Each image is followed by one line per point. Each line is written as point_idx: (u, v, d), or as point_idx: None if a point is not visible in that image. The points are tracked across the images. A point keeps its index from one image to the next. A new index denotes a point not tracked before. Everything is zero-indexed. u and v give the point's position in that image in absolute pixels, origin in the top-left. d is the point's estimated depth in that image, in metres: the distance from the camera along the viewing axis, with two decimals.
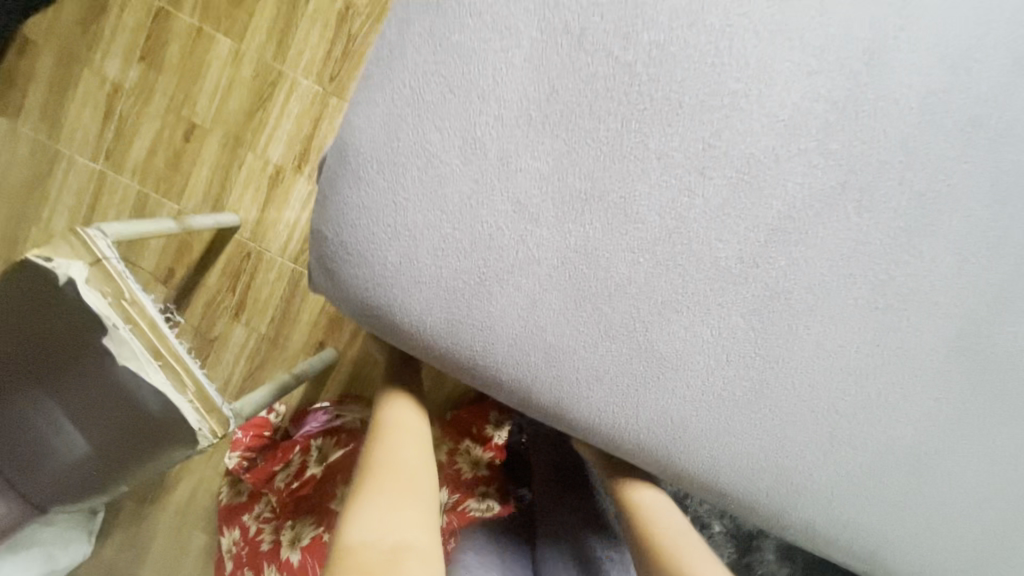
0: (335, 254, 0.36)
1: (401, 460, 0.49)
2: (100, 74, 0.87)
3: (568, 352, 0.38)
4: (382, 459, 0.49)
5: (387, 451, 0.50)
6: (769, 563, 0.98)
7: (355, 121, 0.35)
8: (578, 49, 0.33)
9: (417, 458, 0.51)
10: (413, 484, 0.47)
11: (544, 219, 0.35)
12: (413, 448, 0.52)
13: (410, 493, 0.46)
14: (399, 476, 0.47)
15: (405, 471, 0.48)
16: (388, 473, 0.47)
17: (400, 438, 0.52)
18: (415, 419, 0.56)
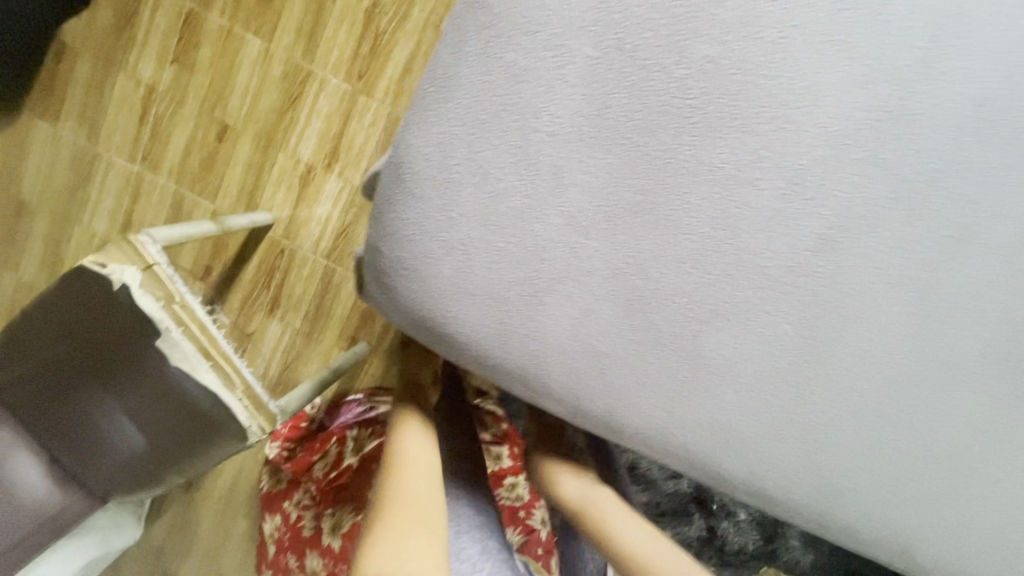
0: (391, 269, 0.38)
1: (415, 493, 0.52)
2: (135, 77, 0.88)
3: (618, 360, 0.39)
4: (397, 493, 0.51)
5: (402, 483, 0.53)
6: (794, 549, 0.99)
7: (410, 140, 0.36)
8: (632, 66, 0.34)
9: (430, 489, 0.53)
10: (426, 518, 0.50)
11: (595, 232, 0.36)
12: (426, 478, 0.54)
13: (424, 527, 0.49)
14: (413, 512, 0.50)
15: (418, 506, 0.51)
16: (404, 508, 0.50)
17: (414, 467, 0.55)
18: (429, 443, 0.59)
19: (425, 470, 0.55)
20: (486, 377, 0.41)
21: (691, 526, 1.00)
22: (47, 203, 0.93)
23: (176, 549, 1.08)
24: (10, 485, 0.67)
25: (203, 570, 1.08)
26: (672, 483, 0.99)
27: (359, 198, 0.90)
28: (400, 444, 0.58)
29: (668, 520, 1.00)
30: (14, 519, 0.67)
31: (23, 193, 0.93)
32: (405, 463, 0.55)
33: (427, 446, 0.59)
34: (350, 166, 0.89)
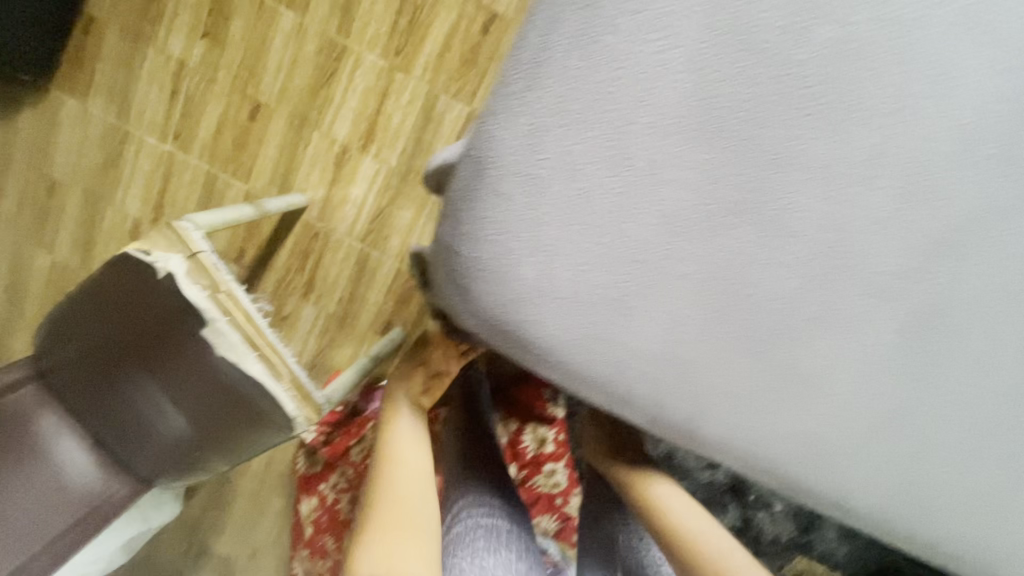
0: (468, 270, 0.36)
1: (405, 490, 0.52)
2: (165, 52, 0.85)
3: (706, 368, 0.37)
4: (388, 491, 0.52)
5: (393, 480, 0.53)
6: (828, 540, 0.98)
7: (493, 131, 0.33)
8: (746, 51, 0.31)
9: (420, 484, 0.54)
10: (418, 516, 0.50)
11: (692, 234, 0.34)
12: (416, 471, 0.55)
13: (415, 526, 0.49)
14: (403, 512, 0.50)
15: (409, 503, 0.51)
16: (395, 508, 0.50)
17: (406, 463, 0.55)
18: (418, 433, 0.60)
19: (415, 465, 0.56)
20: (560, 381, 0.39)
21: (727, 518, 0.96)
22: (79, 182, 0.92)
23: (212, 525, 1.10)
24: (57, 471, 0.66)
25: (238, 547, 1.10)
26: (707, 473, 0.96)
27: (394, 181, 0.88)
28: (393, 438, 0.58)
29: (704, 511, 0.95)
30: (61, 505, 0.66)
31: (54, 172, 0.92)
32: (395, 458, 0.55)
33: (418, 437, 0.59)
34: (387, 147, 0.86)
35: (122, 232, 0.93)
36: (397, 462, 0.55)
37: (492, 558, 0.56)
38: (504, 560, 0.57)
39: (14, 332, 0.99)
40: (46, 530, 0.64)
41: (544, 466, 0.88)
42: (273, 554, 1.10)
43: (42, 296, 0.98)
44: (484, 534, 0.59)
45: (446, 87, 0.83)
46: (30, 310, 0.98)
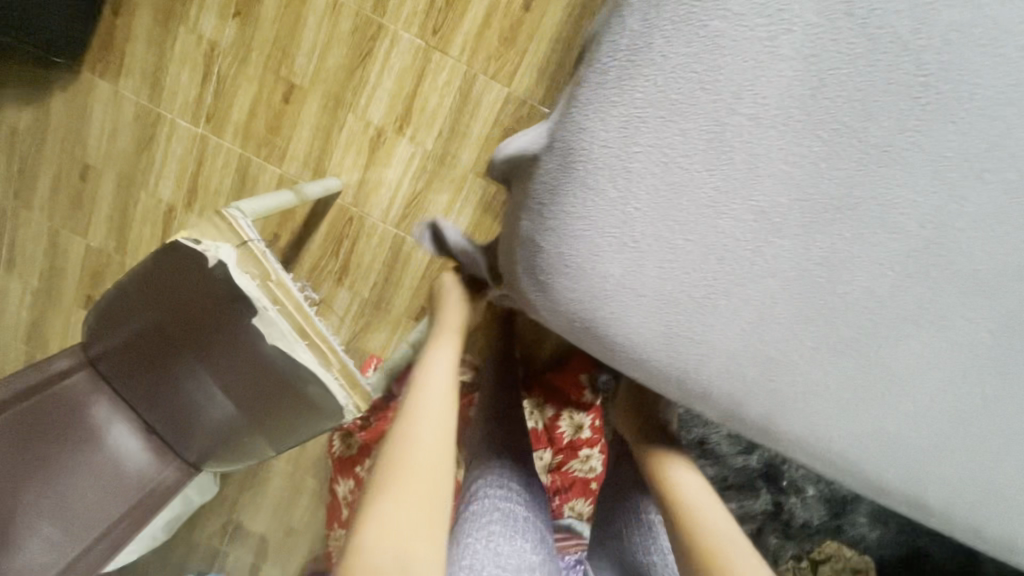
0: (551, 267, 0.35)
1: (423, 444, 0.45)
2: (197, 33, 0.83)
3: (791, 365, 0.36)
4: (404, 444, 0.45)
5: (409, 433, 0.46)
6: (861, 526, 0.87)
7: (584, 123, 0.32)
8: (858, 35, 0.28)
9: (442, 440, 0.47)
10: (436, 477, 0.43)
11: (787, 230, 0.32)
12: (436, 424, 0.48)
13: (430, 486, 0.42)
14: (418, 469, 0.43)
15: (428, 459, 0.44)
16: (406, 462, 0.43)
17: (428, 415, 0.48)
18: (447, 390, 0.52)
19: (438, 420, 0.48)
20: (636, 375, 0.39)
21: (757, 502, 0.89)
22: (112, 166, 0.92)
23: (248, 504, 1.12)
24: (110, 454, 0.67)
25: (273, 524, 1.13)
26: (740, 458, 0.89)
27: (430, 164, 0.86)
28: (418, 391, 0.52)
29: (732, 495, 0.89)
30: (117, 489, 0.67)
31: (88, 155, 0.91)
32: (418, 410, 0.49)
33: (444, 392, 0.52)
34: (423, 130, 0.84)
35: (156, 216, 0.94)
36: (419, 415, 0.48)
37: (507, 543, 0.51)
38: (519, 549, 0.52)
39: (54, 314, 1.01)
40: (103, 515, 0.65)
41: (580, 451, 0.87)
42: (306, 532, 1.13)
43: (78, 279, 0.99)
44: (501, 519, 0.54)
45: (484, 67, 0.80)
46: (67, 293, 1.00)
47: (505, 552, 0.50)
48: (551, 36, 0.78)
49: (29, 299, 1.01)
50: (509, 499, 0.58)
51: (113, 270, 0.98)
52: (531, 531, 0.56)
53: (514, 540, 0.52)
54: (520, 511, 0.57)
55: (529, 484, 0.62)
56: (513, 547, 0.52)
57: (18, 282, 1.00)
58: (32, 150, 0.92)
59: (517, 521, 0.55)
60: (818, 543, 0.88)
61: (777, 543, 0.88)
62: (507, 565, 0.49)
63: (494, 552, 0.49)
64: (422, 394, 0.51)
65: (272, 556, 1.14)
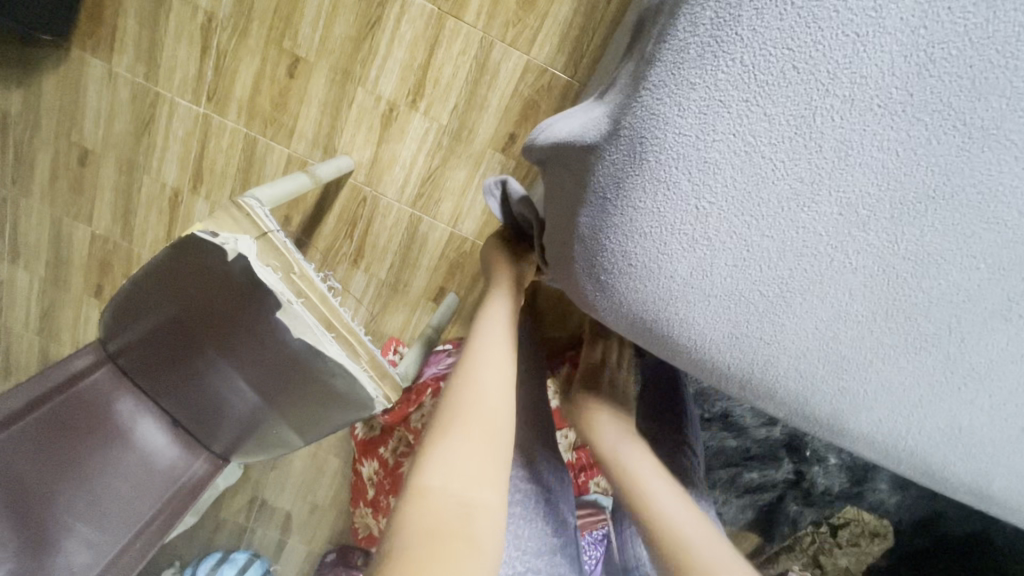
0: (614, 266, 0.33)
1: (484, 395, 0.44)
2: (192, 3, 0.77)
3: (862, 363, 0.34)
4: (464, 394, 0.44)
5: (469, 382, 0.45)
6: (882, 494, 0.75)
7: (657, 109, 0.29)
8: (975, 3, 0.25)
9: (503, 393, 0.45)
10: (496, 424, 0.42)
11: (874, 224, 0.29)
12: (495, 374, 0.47)
13: (491, 434, 0.41)
14: (479, 418, 0.41)
15: (488, 410, 0.43)
16: (467, 410, 0.42)
17: (487, 368, 0.47)
18: (504, 341, 0.52)
19: (498, 372, 0.47)
20: (693, 368, 0.38)
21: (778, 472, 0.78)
22: (112, 150, 0.88)
23: (273, 485, 1.14)
24: (140, 451, 0.67)
25: (298, 504, 1.14)
26: (763, 429, 0.77)
27: (446, 140, 0.82)
28: (477, 343, 0.50)
29: (750, 466, 0.79)
30: (146, 484, 0.67)
31: (85, 139, 0.87)
32: (478, 361, 0.48)
33: (501, 343, 0.51)
34: (437, 103, 0.80)
35: (161, 201, 0.91)
36: (478, 366, 0.47)
37: (526, 526, 0.51)
38: (540, 533, 0.52)
39: (64, 303, 1.00)
40: (137, 511, 0.65)
41: None
42: (331, 510, 1.14)
43: (86, 267, 0.96)
44: (521, 501, 0.53)
45: (502, 34, 0.75)
46: (76, 282, 0.98)
47: (525, 536, 0.50)
48: None
49: (37, 289, 0.99)
50: (530, 479, 0.57)
51: (121, 257, 0.95)
52: (552, 514, 0.55)
53: (533, 525, 0.52)
54: (540, 492, 0.56)
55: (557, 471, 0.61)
56: (533, 530, 0.51)
57: (23, 273, 0.98)
58: (27, 135, 0.88)
59: (538, 503, 0.54)
60: (837, 507, 0.77)
61: (796, 510, 0.79)
62: (526, 548, 0.49)
63: (514, 535, 0.49)
64: (481, 347, 0.50)
65: (298, 534, 1.16)
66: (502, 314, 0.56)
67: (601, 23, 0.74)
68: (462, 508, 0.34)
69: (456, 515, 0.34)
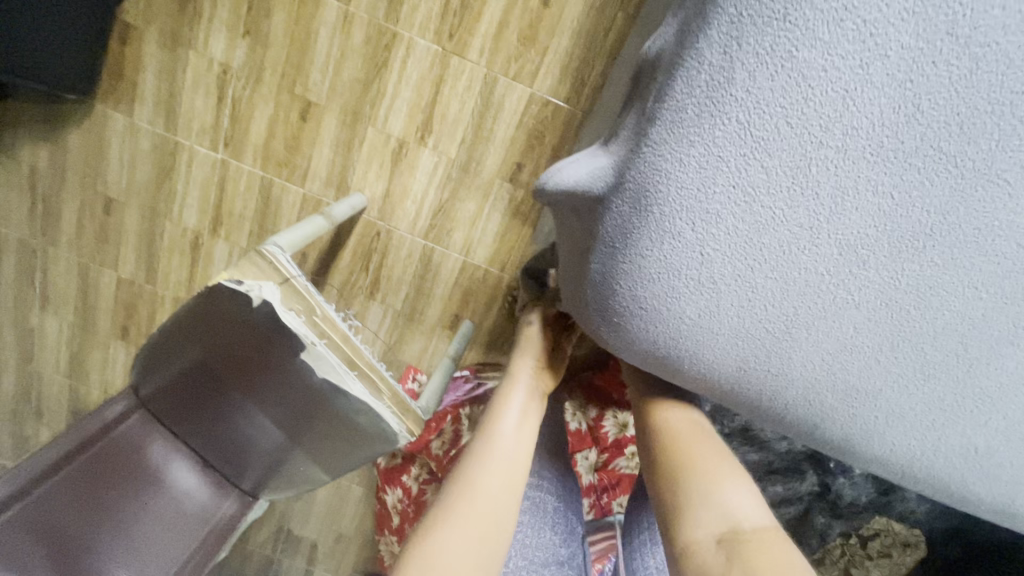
0: (625, 309, 0.34)
1: (487, 492, 0.45)
2: (207, 56, 0.81)
3: (874, 393, 0.35)
4: (468, 488, 0.45)
5: (473, 479, 0.46)
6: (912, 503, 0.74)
7: (659, 165, 0.30)
8: (960, 56, 0.26)
9: (506, 494, 0.46)
10: (493, 531, 0.43)
11: (874, 261, 0.31)
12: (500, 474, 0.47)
13: (484, 545, 0.42)
14: (475, 522, 0.42)
15: (486, 506, 0.44)
16: (465, 511, 0.43)
17: (497, 462, 0.47)
18: (518, 435, 0.51)
19: (507, 471, 0.47)
20: (707, 400, 0.39)
21: (803, 487, 0.77)
22: (135, 199, 0.91)
23: (298, 517, 1.15)
24: (173, 494, 0.68)
25: (322, 533, 1.16)
26: (784, 443, 0.76)
27: (455, 172, 0.84)
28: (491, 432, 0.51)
29: (776, 481, 0.78)
30: (180, 527, 0.69)
31: (110, 190, 0.91)
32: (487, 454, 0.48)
33: (514, 435, 0.51)
34: (445, 138, 0.82)
35: (183, 245, 0.94)
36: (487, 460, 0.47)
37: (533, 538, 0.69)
38: (546, 543, 0.69)
39: (93, 346, 1.03)
40: (172, 552, 0.67)
41: (626, 448, 0.78)
42: (356, 538, 1.15)
43: (112, 311, 1.00)
44: (530, 508, 0.70)
45: (505, 68, 0.78)
46: (103, 325, 1.01)
47: (533, 545, 0.69)
48: (573, 30, 0.75)
49: (67, 335, 1.03)
50: (541, 487, 0.73)
51: (145, 300, 0.99)
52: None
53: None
54: (548, 501, 0.72)
55: (568, 482, 0.76)
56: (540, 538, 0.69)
57: (53, 319, 1.01)
58: (54, 189, 0.92)
59: (545, 512, 0.71)
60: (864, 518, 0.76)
61: (823, 522, 0.78)
62: (533, 557, 0.68)
63: (522, 546, 0.68)
64: (496, 436, 0.50)
65: (324, 562, 1.18)
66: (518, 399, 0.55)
67: (601, 53, 0.75)
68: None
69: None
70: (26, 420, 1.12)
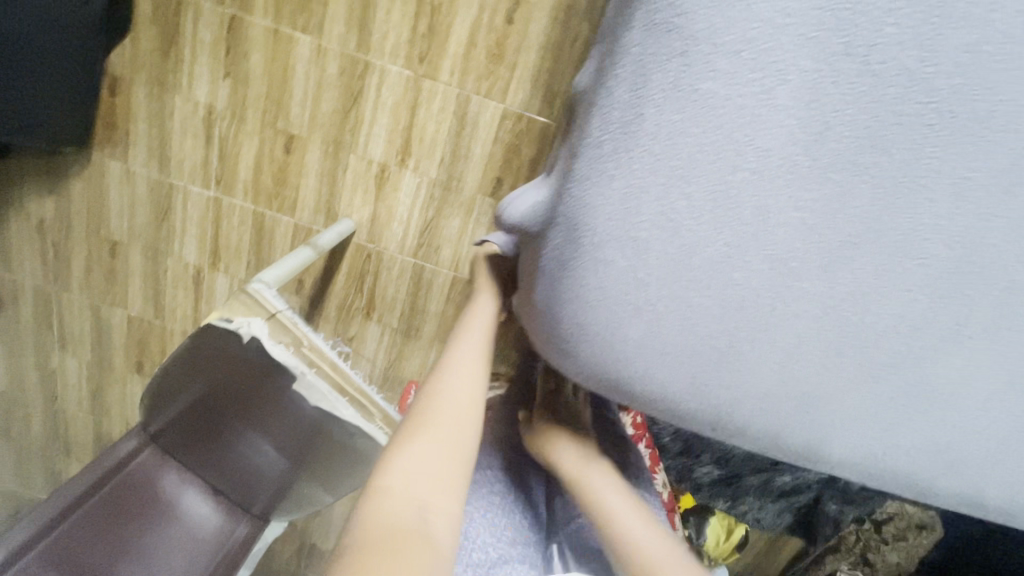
0: (571, 336, 0.35)
1: (456, 396, 0.42)
2: (192, 99, 0.84)
3: (826, 397, 0.36)
4: (433, 394, 0.42)
5: (438, 386, 0.42)
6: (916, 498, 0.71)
7: (585, 198, 0.31)
8: (861, 74, 0.27)
9: (474, 393, 0.43)
10: (463, 429, 0.39)
11: (806, 272, 0.32)
12: (467, 380, 0.44)
13: (456, 440, 0.38)
14: (445, 420, 0.39)
15: (454, 406, 0.41)
16: (434, 411, 0.40)
17: (464, 372, 0.44)
18: (484, 349, 0.48)
19: (474, 375, 0.44)
20: (672, 425, 0.38)
21: None
22: (137, 240, 0.95)
23: (318, 530, 1.18)
24: (188, 521, 0.72)
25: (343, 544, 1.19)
26: None
27: (437, 192, 0.86)
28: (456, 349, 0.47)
29: None
30: (196, 554, 0.71)
31: (113, 233, 0.95)
32: (448, 373, 0.44)
33: (481, 351, 0.48)
34: (425, 159, 0.84)
35: (186, 279, 0.98)
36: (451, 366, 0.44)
37: None
38: None
39: (112, 380, 1.08)
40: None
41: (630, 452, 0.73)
42: None
43: (127, 346, 1.05)
44: None
45: (476, 87, 0.79)
46: (119, 361, 1.06)
47: None
48: (539, 45, 0.76)
49: (87, 372, 1.08)
50: None
51: (156, 334, 1.03)
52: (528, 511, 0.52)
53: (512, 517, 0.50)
54: None
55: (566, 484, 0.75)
56: None
57: (72, 358, 1.07)
58: (62, 236, 0.96)
59: None
60: None
61: None
62: None
63: None
64: (456, 352, 0.47)
65: None
66: (481, 320, 0.52)
67: (569, 65, 0.76)
68: (414, 507, 0.33)
69: (409, 524, 0.31)
70: (57, 454, 1.18)
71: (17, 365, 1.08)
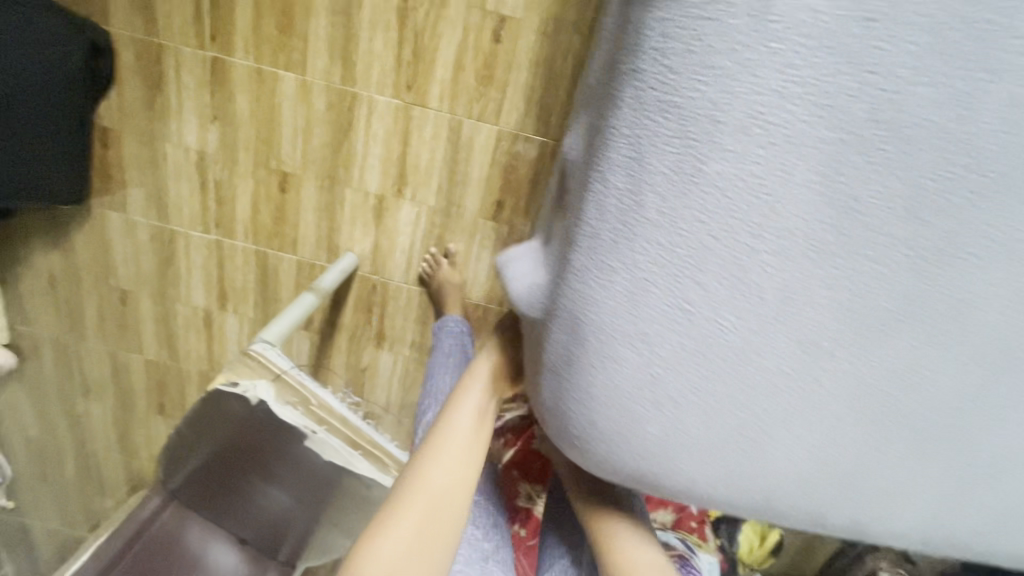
0: (585, 432, 0.32)
1: (441, 482, 0.42)
2: (183, 145, 0.83)
3: (871, 475, 0.32)
4: (419, 477, 0.42)
5: (426, 469, 0.43)
6: None
7: (587, 291, 0.29)
8: (892, 141, 0.24)
9: (461, 477, 0.43)
10: (443, 522, 0.40)
11: (841, 351, 0.28)
12: (456, 462, 0.43)
13: (432, 537, 0.39)
14: (425, 513, 0.40)
15: (438, 495, 0.41)
16: (415, 500, 0.40)
17: (453, 450, 0.44)
18: (478, 418, 0.47)
19: (462, 453, 0.44)
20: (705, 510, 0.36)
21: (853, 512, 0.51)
22: (145, 286, 0.95)
23: None
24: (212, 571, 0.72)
25: None
26: None
27: (438, 218, 0.84)
28: (450, 419, 0.47)
29: None
30: None
31: (120, 282, 0.95)
32: (434, 454, 0.44)
33: (475, 421, 0.47)
34: (422, 187, 0.82)
35: (196, 322, 0.98)
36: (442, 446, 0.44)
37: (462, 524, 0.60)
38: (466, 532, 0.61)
39: (137, 421, 1.10)
40: None
41: None
42: None
43: (147, 388, 1.06)
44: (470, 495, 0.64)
45: (468, 110, 0.76)
46: (141, 402, 1.08)
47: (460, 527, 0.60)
48: (529, 63, 0.72)
49: (111, 414, 1.10)
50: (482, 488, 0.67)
51: (173, 376, 1.04)
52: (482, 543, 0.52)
53: None
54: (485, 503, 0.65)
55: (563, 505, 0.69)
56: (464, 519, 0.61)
57: (96, 403, 1.08)
58: (71, 288, 0.97)
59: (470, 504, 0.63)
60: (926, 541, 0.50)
61: None
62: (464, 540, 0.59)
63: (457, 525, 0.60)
64: (451, 423, 0.46)
65: None
66: (480, 379, 0.50)
67: (562, 81, 0.73)
68: None
69: None
70: (91, 493, 1.21)
71: (43, 415, 1.10)
